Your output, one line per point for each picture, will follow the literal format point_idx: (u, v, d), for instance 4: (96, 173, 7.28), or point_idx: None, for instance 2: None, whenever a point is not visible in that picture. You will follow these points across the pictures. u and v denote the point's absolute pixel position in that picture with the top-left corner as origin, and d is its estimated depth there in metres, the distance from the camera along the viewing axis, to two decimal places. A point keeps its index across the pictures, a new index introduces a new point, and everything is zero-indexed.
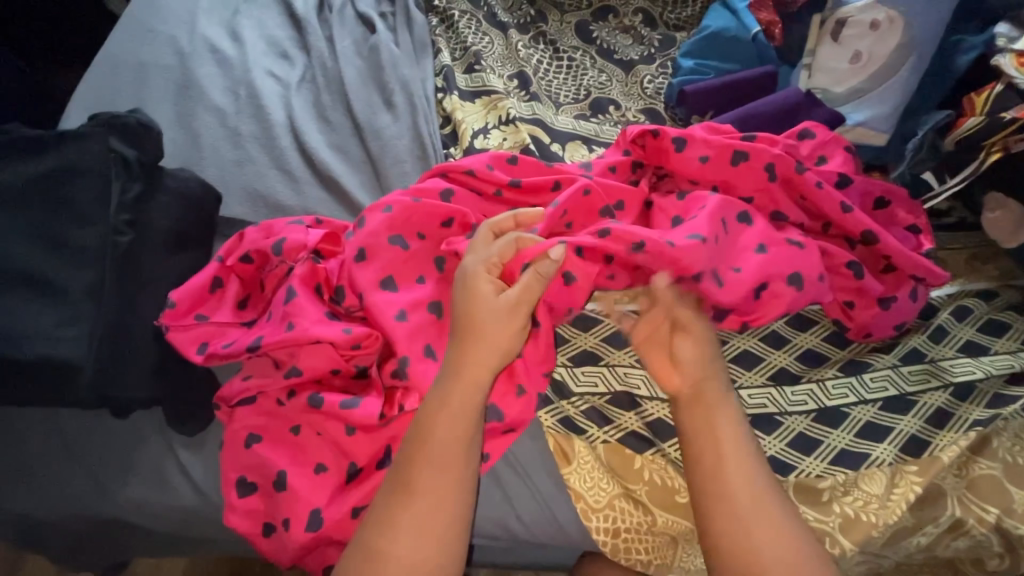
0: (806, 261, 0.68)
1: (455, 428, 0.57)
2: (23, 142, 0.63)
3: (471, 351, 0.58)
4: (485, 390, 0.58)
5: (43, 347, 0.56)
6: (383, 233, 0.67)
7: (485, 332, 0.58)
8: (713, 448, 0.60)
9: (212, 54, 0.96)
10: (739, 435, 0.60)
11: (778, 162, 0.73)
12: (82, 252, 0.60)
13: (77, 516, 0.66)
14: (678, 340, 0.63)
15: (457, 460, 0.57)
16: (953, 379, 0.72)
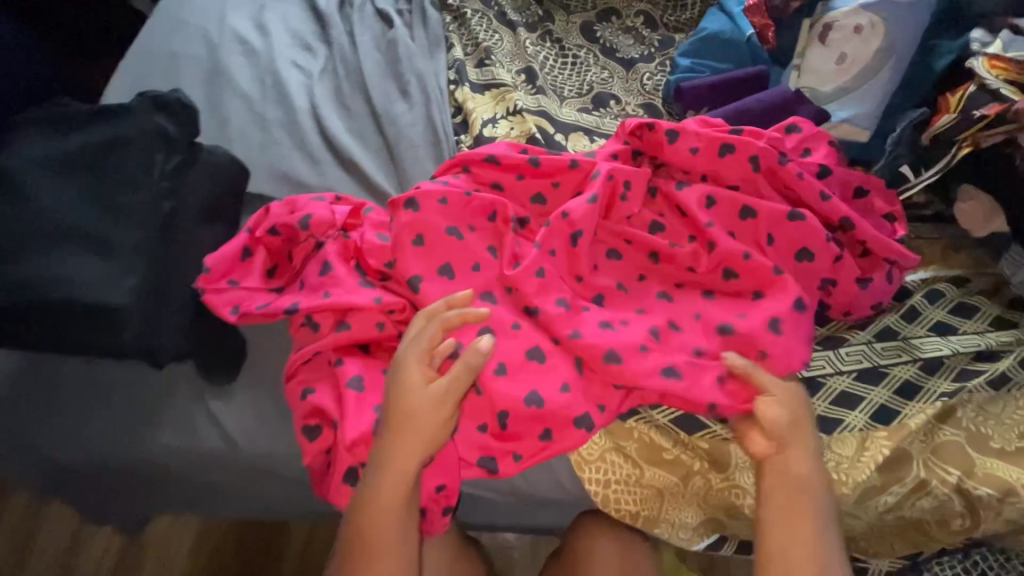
0: (812, 232, 0.76)
1: (392, 513, 0.64)
2: (80, 113, 0.69)
3: (401, 444, 0.64)
4: (411, 481, 0.64)
5: (97, 292, 0.61)
6: (436, 215, 0.73)
7: (410, 427, 0.64)
8: (791, 518, 0.65)
9: (240, 45, 1.03)
10: (818, 509, 0.66)
11: (762, 154, 0.79)
12: (131, 212, 0.66)
13: (111, 459, 0.72)
14: (771, 413, 0.67)
15: (399, 539, 0.65)
16: (923, 354, 0.77)
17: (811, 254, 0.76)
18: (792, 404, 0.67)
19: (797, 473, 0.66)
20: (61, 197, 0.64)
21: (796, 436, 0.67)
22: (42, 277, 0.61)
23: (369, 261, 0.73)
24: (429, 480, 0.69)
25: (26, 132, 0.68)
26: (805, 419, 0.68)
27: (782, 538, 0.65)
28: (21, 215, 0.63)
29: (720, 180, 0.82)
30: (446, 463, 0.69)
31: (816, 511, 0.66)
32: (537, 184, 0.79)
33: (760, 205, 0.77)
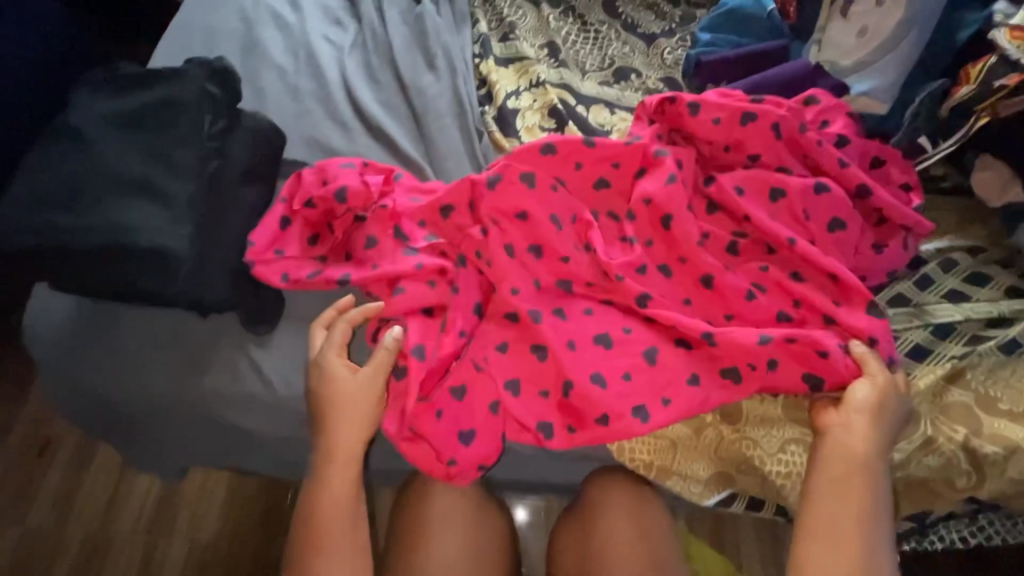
0: (849, 214, 0.80)
1: (341, 491, 0.69)
2: (137, 78, 0.75)
3: (340, 431, 0.70)
4: (358, 459, 0.70)
5: (156, 239, 0.66)
6: (522, 197, 0.76)
7: (347, 413, 0.70)
8: (854, 489, 0.67)
9: (274, 20, 1.07)
10: (876, 487, 0.67)
11: (784, 122, 0.82)
12: (183, 168, 0.71)
13: (161, 402, 0.78)
14: (859, 392, 0.70)
15: (349, 512, 0.69)
16: (935, 320, 0.79)
17: (840, 224, 0.79)
18: (887, 387, 0.70)
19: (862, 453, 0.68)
20: (120, 152, 0.69)
21: (877, 415, 0.69)
22: (105, 223, 0.66)
23: (416, 233, 0.78)
24: (472, 449, 0.71)
25: (88, 94, 0.73)
26: (890, 406, 0.70)
27: (843, 507, 0.66)
28: (86, 168, 0.68)
29: (741, 150, 0.84)
30: (489, 425, 0.72)
31: (876, 490, 0.67)
32: (598, 168, 0.82)
33: (787, 185, 0.80)
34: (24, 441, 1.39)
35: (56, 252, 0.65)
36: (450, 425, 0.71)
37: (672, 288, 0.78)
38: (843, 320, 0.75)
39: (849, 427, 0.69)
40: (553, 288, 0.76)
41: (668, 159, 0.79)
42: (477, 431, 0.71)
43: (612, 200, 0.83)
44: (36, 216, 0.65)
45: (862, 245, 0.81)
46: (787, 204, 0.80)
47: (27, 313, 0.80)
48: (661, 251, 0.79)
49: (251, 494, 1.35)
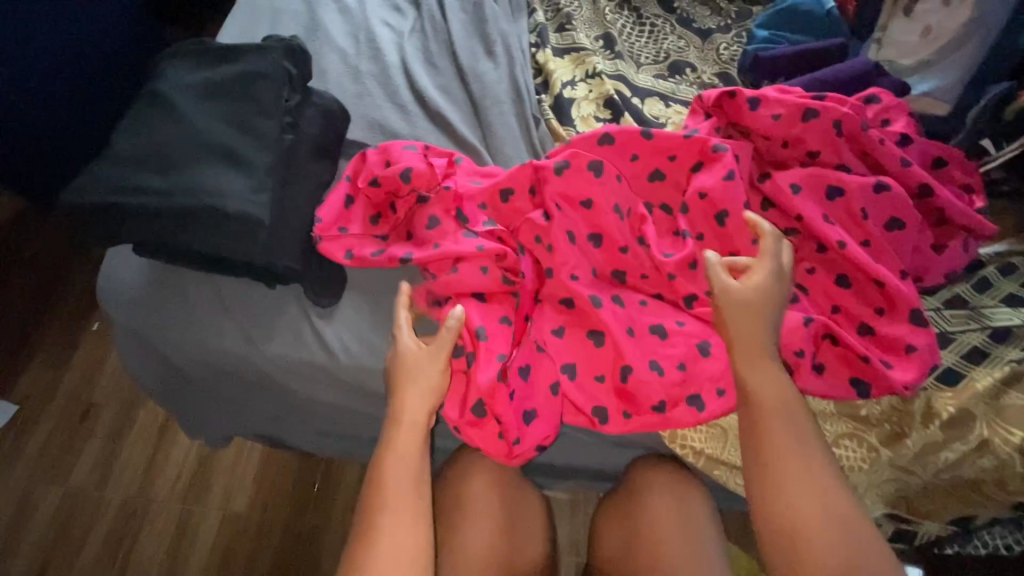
0: (910, 213, 0.79)
1: (405, 461, 0.67)
2: (220, 51, 0.77)
3: (408, 397, 0.69)
4: (423, 427, 0.69)
5: (240, 204, 0.68)
6: (584, 185, 0.77)
7: (416, 378, 0.70)
8: (764, 420, 0.64)
9: (336, 3, 1.09)
10: (784, 392, 0.65)
11: (846, 119, 0.81)
12: (263, 139, 0.73)
13: (225, 364, 0.81)
14: (729, 303, 0.68)
15: (416, 482, 0.66)
16: (992, 323, 0.79)
17: (898, 224, 0.79)
18: (749, 292, 0.68)
19: (750, 366, 0.66)
20: (205, 120, 0.72)
21: (749, 327, 0.67)
22: (191, 187, 0.68)
23: (476, 218, 0.79)
24: (536, 428, 0.72)
25: (175, 64, 0.76)
26: (757, 303, 0.67)
27: (763, 443, 0.63)
28: (175, 133, 0.71)
29: (800, 145, 0.84)
30: (550, 404, 0.73)
31: (788, 408, 0.64)
32: (656, 159, 0.82)
33: (847, 184, 0.79)
34: (69, 405, 1.44)
35: (145, 211, 0.67)
36: (516, 404, 0.72)
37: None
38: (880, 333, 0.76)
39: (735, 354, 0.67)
40: (608, 275, 0.78)
41: (727, 159, 0.79)
42: (540, 413, 0.72)
43: (668, 191, 0.83)
44: (128, 177, 0.68)
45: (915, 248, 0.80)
46: (844, 209, 0.80)
47: (100, 276, 0.83)
48: (722, 240, 0.79)
49: (283, 468, 1.38)
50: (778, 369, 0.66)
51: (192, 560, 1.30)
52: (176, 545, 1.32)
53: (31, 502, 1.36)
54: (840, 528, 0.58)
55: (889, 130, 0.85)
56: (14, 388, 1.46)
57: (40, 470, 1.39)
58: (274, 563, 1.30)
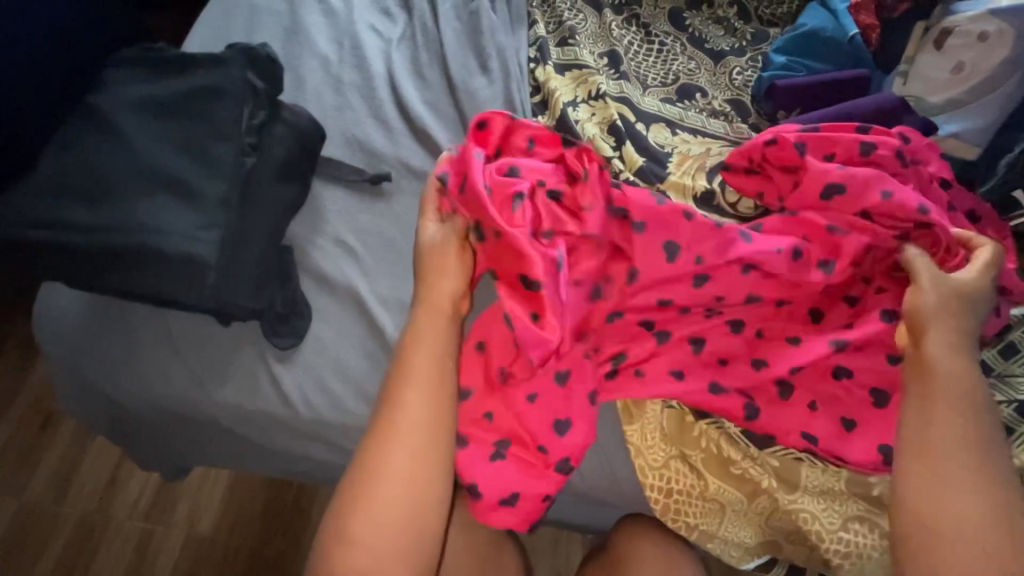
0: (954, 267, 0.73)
1: (434, 349, 0.67)
2: (175, 61, 0.69)
3: (433, 284, 0.70)
4: (447, 316, 0.69)
5: (185, 244, 0.60)
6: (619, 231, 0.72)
7: (441, 267, 0.70)
8: (940, 409, 0.60)
9: (320, 4, 1.00)
10: (976, 391, 0.61)
11: (897, 157, 0.75)
12: (218, 165, 0.65)
13: (173, 408, 0.73)
14: (927, 294, 0.65)
15: (441, 370, 0.66)
16: (1018, 396, 0.72)
17: None
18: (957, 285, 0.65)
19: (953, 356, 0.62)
20: (151, 143, 0.64)
21: (943, 316, 0.64)
22: (130, 221, 0.60)
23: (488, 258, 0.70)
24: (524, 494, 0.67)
25: (124, 73, 0.68)
26: (966, 298, 0.65)
27: (929, 418, 0.60)
28: (116, 155, 0.62)
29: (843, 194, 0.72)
30: (528, 483, 0.67)
31: (971, 402, 0.60)
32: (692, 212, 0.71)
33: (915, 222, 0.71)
34: (26, 415, 1.35)
35: (74, 248, 0.59)
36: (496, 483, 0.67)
37: (728, 348, 0.71)
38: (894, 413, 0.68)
39: (919, 336, 0.64)
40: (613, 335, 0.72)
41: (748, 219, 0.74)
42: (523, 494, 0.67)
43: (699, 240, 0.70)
44: (55, 206, 0.60)
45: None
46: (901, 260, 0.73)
47: (37, 303, 0.75)
48: (740, 301, 0.71)
49: (253, 490, 1.30)
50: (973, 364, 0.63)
51: None
52: (133, 569, 1.24)
53: None
54: (999, 534, 0.55)
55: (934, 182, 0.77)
56: None
57: None
58: None
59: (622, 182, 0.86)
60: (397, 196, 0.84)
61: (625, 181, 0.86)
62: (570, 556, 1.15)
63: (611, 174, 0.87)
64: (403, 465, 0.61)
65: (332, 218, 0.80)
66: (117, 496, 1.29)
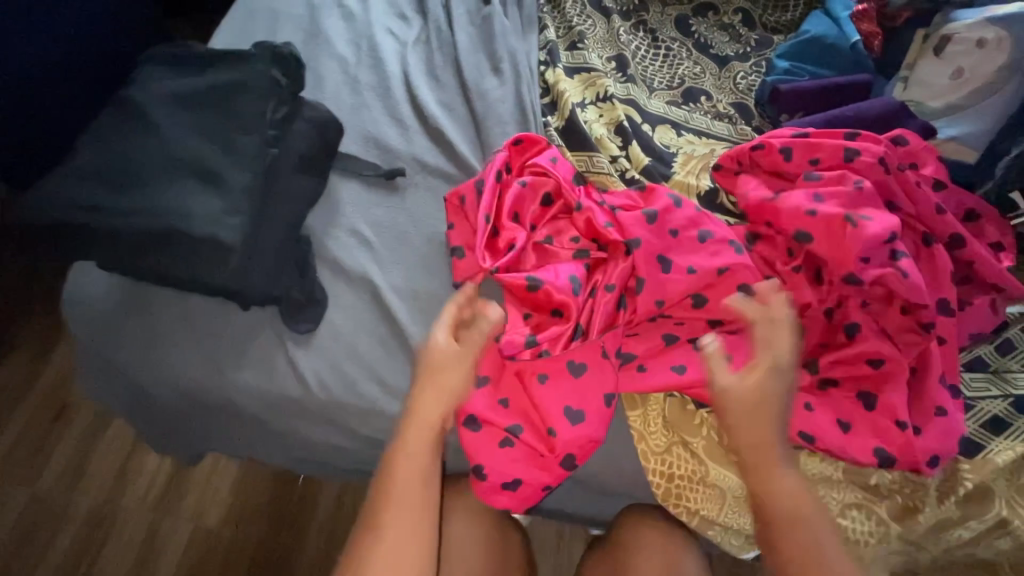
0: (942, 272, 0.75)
1: (417, 463, 0.64)
2: (204, 57, 0.73)
3: (424, 398, 0.67)
4: (436, 429, 0.66)
5: (212, 227, 0.63)
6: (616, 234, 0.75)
7: (438, 378, 0.67)
8: (783, 534, 0.61)
9: (339, 8, 1.04)
10: (802, 500, 0.62)
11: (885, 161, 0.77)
12: (243, 155, 0.68)
13: (192, 390, 0.75)
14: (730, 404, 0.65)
15: (424, 487, 0.64)
16: (1015, 391, 0.74)
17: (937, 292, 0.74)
18: (753, 404, 0.64)
19: (766, 472, 0.63)
20: (181, 133, 0.67)
21: (750, 428, 0.64)
22: (160, 206, 0.63)
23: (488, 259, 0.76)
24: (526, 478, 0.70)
25: (157, 68, 0.72)
26: (758, 403, 0.64)
27: (777, 544, 0.61)
28: (148, 145, 0.66)
29: (832, 205, 0.74)
30: (525, 470, 0.70)
31: (790, 514, 0.62)
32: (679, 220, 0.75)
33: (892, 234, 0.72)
34: (41, 405, 1.38)
35: (106, 231, 0.62)
36: (501, 468, 0.69)
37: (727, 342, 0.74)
38: (883, 410, 0.69)
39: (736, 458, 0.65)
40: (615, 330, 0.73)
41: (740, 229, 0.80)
42: (522, 483, 0.70)
43: (682, 249, 0.74)
44: (88, 192, 0.63)
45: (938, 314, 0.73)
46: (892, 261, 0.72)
47: (67, 287, 0.79)
48: (738, 301, 0.74)
49: (261, 482, 1.32)
50: (787, 472, 0.63)
51: None
52: (142, 558, 1.26)
53: None
54: None
55: (927, 184, 0.79)
56: None
57: (7, 472, 1.33)
58: None
59: (628, 180, 0.89)
60: (411, 191, 0.87)
61: (632, 179, 0.89)
62: (573, 553, 1.16)
63: (618, 173, 0.90)
64: None
65: (347, 211, 0.83)
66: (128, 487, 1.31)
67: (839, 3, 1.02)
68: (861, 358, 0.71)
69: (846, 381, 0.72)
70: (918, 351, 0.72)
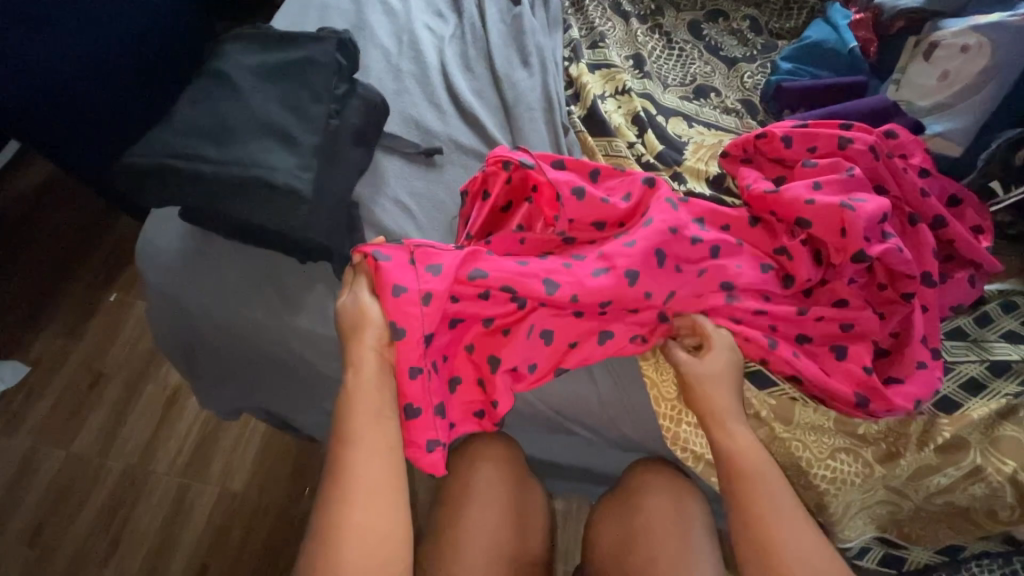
0: (926, 247, 0.82)
1: (373, 403, 0.71)
2: (278, 40, 0.85)
3: (360, 349, 0.73)
4: (381, 370, 0.73)
5: (289, 178, 0.73)
6: (620, 208, 0.83)
7: (364, 327, 0.74)
8: (732, 473, 0.70)
9: (382, 5, 1.14)
10: (750, 449, 0.71)
11: (873, 148, 0.85)
12: (311, 122, 0.79)
13: (251, 333, 0.84)
14: (691, 368, 0.76)
15: (380, 422, 0.71)
16: (992, 356, 0.81)
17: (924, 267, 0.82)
18: (703, 366, 0.76)
19: (724, 431, 0.72)
20: (260, 102, 0.78)
21: (711, 390, 0.74)
22: (244, 160, 0.73)
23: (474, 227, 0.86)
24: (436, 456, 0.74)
25: (239, 48, 0.83)
26: (715, 375, 0.75)
27: (734, 488, 0.69)
28: (234, 111, 0.77)
29: (823, 188, 0.82)
30: (419, 389, 0.73)
31: (748, 460, 0.70)
32: (677, 219, 0.80)
33: (879, 212, 0.78)
34: (79, 371, 1.46)
35: (199, 175, 0.73)
36: (467, 387, 0.81)
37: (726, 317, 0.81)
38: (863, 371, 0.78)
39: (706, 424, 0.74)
40: (419, 249, 0.77)
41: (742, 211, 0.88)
42: (422, 411, 0.74)
43: (678, 247, 0.79)
44: (185, 145, 0.74)
45: (921, 285, 0.81)
46: (879, 240, 0.79)
47: (140, 241, 0.88)
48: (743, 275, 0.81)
49: (283, 455, 1.36)
50: (744, 430, 0.72)
51: (181, 540, 1.29)
52: (167, 520, 1.31)
53: (35, 460, 1.38)
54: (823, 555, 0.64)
55: (915, 172, 0.88)
56: (25, 349, 1.49)
57: (46, 432, 1.40)
58: (264, 547, 1.29)
59: (644, 164, 0.98)
60: (448, 167, 0.96)
61: (647, 164, 0.99)
62: (580, 519, 1.24)
63: (635, 157, 0.99)
64: (363, 520, 0.65)
65: (391, 182, 0.93)
66: (158, 450, 1.38)
67: (837, 13, 1.12)
68: (845, 325, 0.79)
69: (826, 344, 0.80)
70: (902, 318, 0.80)
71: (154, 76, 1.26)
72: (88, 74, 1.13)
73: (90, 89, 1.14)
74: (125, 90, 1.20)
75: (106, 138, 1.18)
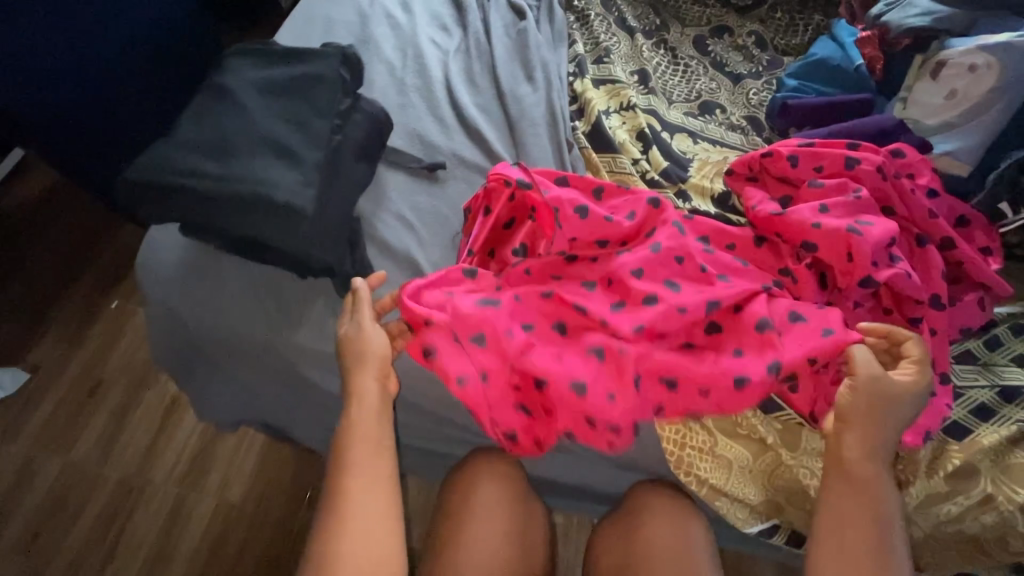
0: (934, 269, 0.82)
1: (373, 433, 0.71)
2: (281, 55, 0.84)
3: (357, 378, 0.72)
4: (381, 399, 0.72)
5: (290, 195, 0.73)
6: (625, 228, 0.82)
7: (362, 355, 0.73)
8: (845, 496, 0.67)
9: (387, 19, 1.14)
10: (885, 493, 0.67)
11: (880, 169, 0.84)
12: (313, 138, 0.78)
13: (250, 348, 0.83)
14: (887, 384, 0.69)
15: (377, 453, 0.70)
16: (1003, 381, 0.80)
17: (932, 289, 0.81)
18: (903, 385, 0.69)
19: (874, 459, 0.68)
20: (262, 118, 0.78)
21: (886, 407, 0.68)
22: (246, 176, 0.73)
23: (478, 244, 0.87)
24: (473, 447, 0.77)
25: (243, 63, 0.83)
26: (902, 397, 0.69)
27: (834, 508, 0.67)
28: (236, 127, 0.76)
29: (829, 210, 0.81)
30: None
31: (877, 495, 0.67)
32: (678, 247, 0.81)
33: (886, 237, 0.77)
34: (79, 379, 1.45)
35: (201, 192, 0.72)
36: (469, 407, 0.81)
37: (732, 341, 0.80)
38: None
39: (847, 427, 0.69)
40: (411, 289, 0.78)
41: (748, 232, 0.87)
42: None
43: (682, 274, 0.80)
44: (187, 161, 0.74)
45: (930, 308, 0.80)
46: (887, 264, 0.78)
47: (140, 254, 0.87)
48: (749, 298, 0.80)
49: (281, 466, 1.35)
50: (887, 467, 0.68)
51: (178, 551, 1.28)
52: (163, 530, 1.30)
53: (32, 468, 1.36)
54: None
55: (923, 192, 0.87)
56: (25, 356, 1.48)
57: (43, 440, 1.39)
58: (261, 560, 1.27)
59: (648, 181, 0.98)
60: (451, 182, 0.95)
61: (651, 180, 0.98)
62: (582, 536, 1.22)
63: (639, 174, 0.99)
64: (357, 555, 0.63)
65: (393, 197, 0.92)
66: (155, 459, 1.36)
67: (844, 30, 1.12)
68: None
69: None
70: None
71: (158, 85, 1.26)
72: (92, 83, 1.13)
73: (94, 98, 1.14)
74: (128, 99, 1.20)
75: (109, 146, 1.19)
